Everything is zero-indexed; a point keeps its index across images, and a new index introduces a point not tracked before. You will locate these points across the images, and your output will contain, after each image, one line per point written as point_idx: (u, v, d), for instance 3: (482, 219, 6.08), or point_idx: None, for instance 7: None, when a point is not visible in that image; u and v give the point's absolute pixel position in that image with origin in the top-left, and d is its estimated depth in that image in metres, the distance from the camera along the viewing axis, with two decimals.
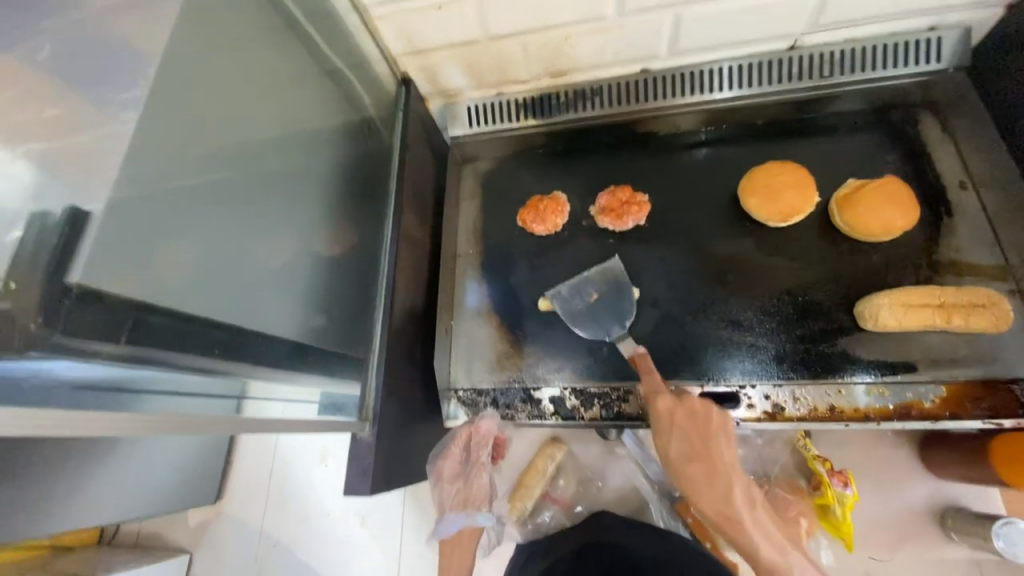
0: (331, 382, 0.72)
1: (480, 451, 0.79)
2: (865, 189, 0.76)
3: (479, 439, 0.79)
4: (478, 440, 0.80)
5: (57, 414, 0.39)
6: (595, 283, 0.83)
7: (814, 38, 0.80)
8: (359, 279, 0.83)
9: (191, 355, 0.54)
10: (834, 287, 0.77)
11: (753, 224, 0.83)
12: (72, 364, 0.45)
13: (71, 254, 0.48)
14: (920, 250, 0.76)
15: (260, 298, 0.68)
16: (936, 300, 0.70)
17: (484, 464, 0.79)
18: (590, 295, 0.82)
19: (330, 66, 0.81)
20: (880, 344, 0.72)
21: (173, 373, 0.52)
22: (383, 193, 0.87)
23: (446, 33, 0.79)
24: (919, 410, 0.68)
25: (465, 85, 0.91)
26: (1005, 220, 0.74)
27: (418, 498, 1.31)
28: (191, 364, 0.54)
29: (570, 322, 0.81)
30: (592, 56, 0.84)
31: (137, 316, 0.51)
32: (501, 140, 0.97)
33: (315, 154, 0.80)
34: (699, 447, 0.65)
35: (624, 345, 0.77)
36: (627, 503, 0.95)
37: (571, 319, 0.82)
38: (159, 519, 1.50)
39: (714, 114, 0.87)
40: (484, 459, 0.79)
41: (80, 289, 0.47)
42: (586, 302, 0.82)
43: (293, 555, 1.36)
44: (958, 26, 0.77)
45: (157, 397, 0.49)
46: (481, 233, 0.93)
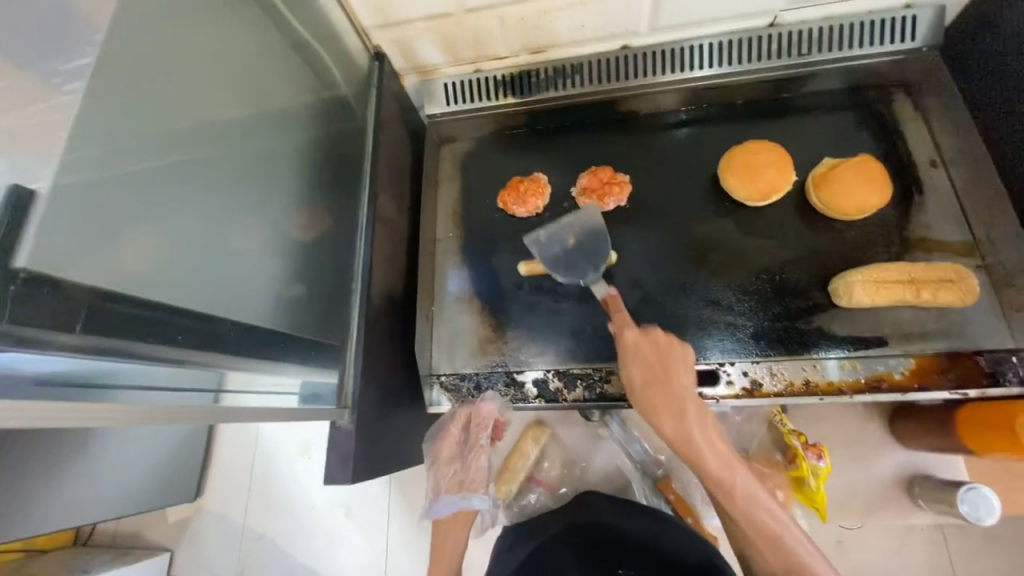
0: (307, 371, 0.70)
1: (479, 434, 0.80)
2: (841, 168, 0.77)
3: (479, 423, 0.79)
4: (479, 423, 0.80)
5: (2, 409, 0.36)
6: (573, 228, 0.82)
7: (794, 15, 0.79)
8: (335, 264, 0.81)
9: (163, 346, 0.52)
10: (810, 265, 0.78)
11: (733, 204, 0.83)
12: (29, 356, 0.42)
13: (16, 233, 0.42)
14: (893, 227, 0.78)
15: (231, 284, 0.65)
16: (908, 276, 0.72)
17: (483, 447, 0.80)
18: (567, 240, 0.82)
19: (299, 39, 0.78)
20: (854, 320, 0.74)
21: (145, 364, 0.50)
22: (358, 176, 0.84)
23: (420, 5, 0.76)
24: (890, 383, 0.70)
25: (441, 61, 0.88)
26: (973, 198, 0.76)
27: (403, 486, 1.31)
28: (161, 354, 0.51)
29: (550, 269, 0.80)
30: (572, 32, 0.82)
31: (98, 306, 0.47)
32: (480, 120, 0.94)
33: (285, 133, 0.76)
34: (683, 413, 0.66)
35: (598, 286, 0.76)
36: (611, 483, 0.96)
37: (552, 265, 0.81)
38: (137, 518, 1.47)
39: (693, 93, 0.87)
40: (483, 442, 0.80)
41: (29, 274, 0.42)
42: (564, 246, 0.81)
43: (276, 548, 1.35)
44: (932, 5, 0.77)
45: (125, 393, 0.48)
46: (460, 216, 0.91)
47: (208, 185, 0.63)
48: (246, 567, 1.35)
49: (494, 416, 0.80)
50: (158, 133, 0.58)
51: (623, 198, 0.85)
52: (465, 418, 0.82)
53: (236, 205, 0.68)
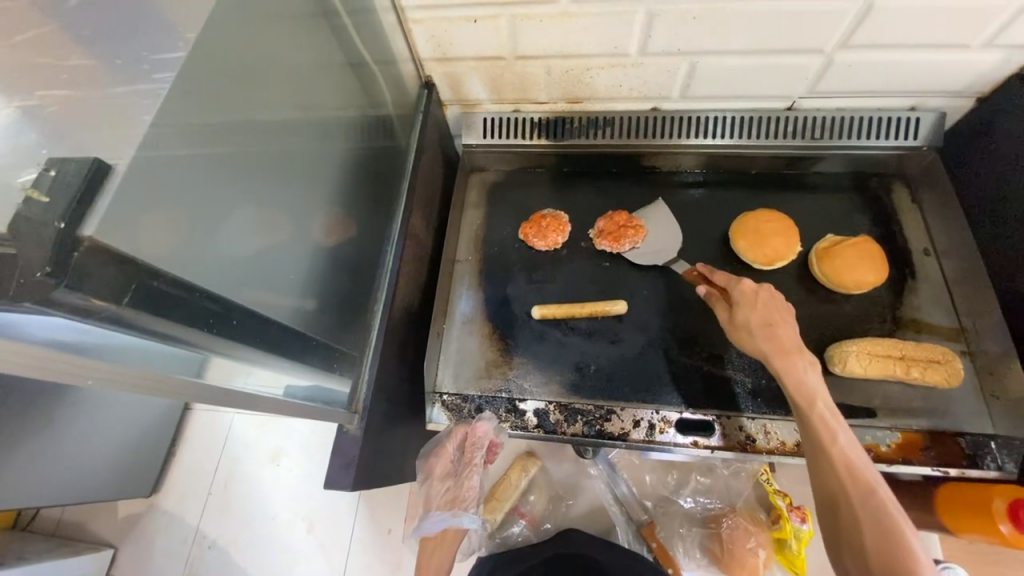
0: (331, 378, 0.72)
1: (473, 453, 0.80)
2: (844, 245, 0.83)
3: (472, 442, 0.79)
4: (472, 443, 0.80)
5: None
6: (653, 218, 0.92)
7: (811, 103, 0.86)
8: (360, 272, 0.83)
9: (171, 323, 0.49)
10: (809, 331, 0.82)
11: (741, 265, 0.88)
12: (40, 322, 0.40)
13: (87, 202, 0.43)
14: (886, 305, 0.83)
15: (271, 279, 0.66)
16: (899, 352, 0.76)
17: (477, 466, 0.80)
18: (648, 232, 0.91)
19: (357, 59, 0.81)
20: (846, 388, 0.78)
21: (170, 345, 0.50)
22: (397, 190, 0.90)
23: (475, 46, 0.82)
24: (876, 453, 0.72)
25: (484, 97, 0.94)
26: (960, 287, 0.82)
27: (370, 507, 1.28)
28: (192, 340, 0.52)
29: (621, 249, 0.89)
30: (610, 89, 0.88)
31: (142, 281, 0.46)
32: (511, 155, 0.99)
33: (330, 142, 0.78)
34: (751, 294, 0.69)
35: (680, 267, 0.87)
36: (594, 522, 0.96)
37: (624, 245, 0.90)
38: (85, 508, 1.42)
39: (711, 159, 0.94)
40: (477, 462, 0.80)
41: (90, 244, 0.42)
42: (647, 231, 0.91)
43: (229, 557, 1.30)
44: (935, 110, 0.85)
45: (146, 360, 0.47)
46: (481, 242, 0.95)
47: (263, 183, 0.65)
48: (196, 571, 1.31)
49: (488, 439, 0.80)
50: (220, 125, 0.59)
51: (638, 235, 0.89)
52: (461, 436, 0.83)
53: (291, 206, 0.70)
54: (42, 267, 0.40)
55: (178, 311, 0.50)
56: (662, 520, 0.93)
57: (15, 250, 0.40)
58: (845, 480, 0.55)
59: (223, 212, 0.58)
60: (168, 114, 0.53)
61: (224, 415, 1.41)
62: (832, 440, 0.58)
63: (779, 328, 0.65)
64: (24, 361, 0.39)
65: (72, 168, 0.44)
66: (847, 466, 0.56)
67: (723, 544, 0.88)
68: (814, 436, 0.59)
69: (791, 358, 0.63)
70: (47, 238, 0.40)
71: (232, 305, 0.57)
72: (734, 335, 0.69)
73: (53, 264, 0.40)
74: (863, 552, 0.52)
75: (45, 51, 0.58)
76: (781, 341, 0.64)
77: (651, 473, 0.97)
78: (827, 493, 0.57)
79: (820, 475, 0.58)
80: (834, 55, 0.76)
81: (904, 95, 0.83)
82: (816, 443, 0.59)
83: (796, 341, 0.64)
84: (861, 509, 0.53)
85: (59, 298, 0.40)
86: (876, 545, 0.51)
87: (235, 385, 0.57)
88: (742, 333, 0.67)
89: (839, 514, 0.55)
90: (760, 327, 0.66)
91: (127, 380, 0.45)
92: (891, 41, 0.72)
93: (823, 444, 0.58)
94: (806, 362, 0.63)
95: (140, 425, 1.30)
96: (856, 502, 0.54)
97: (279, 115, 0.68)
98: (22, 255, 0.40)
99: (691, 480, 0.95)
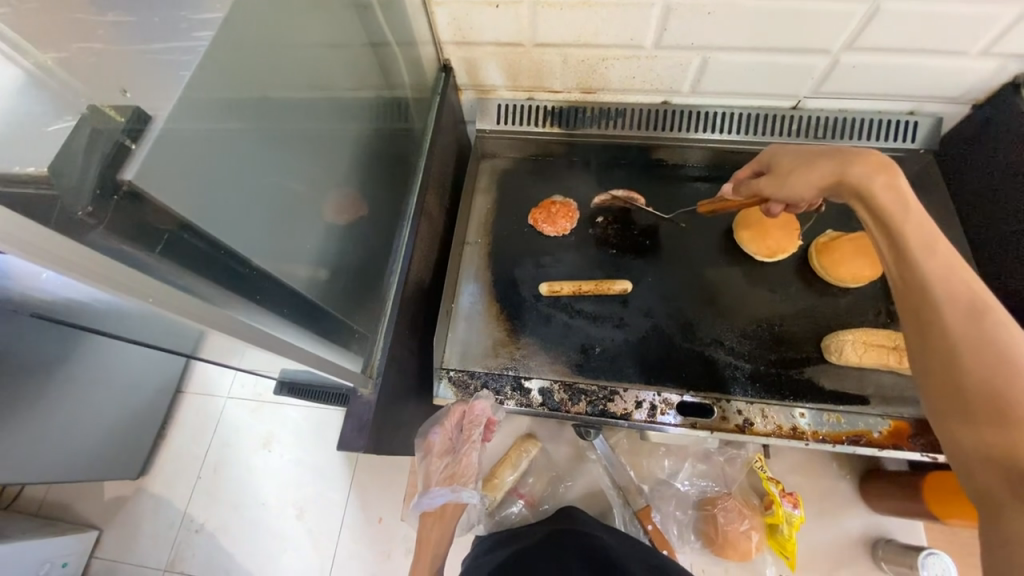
0: (347, 351, 0.73)
1: (472, 430, 0.80)
2: (844, 239, 0.85)
3: (472, 419, 0.80)
4: (471, 420, 0.80)
5: (60, 257, 0.37)
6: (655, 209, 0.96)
7: (816, 102, 0.89)
8: (373, 248, 0.84)
9: (200, 280, 0.51)
10: (807, 322, 0.85)
11: (744, 257, 0.90)
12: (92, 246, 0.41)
13: (127, 147, 0.45)
14: (881, 299, 0.86)
15: (292, 247, 0.66)
16: (894, 343, 0.78)
17: (476, 442, 0.81)
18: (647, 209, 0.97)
19: (380, 37, 0.82)
20: (841, 376, 0.81)
21: (211, 300, 0.51)
22: (412, 170, 0.92)
23: (495, 32, 0.84)
24: (868, 439, 0.76)
25: (500, 84, 0.96)
26: None
27: (362, 494, 1.28)
28: (225, 299, 0.53)
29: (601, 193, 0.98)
30: (622, 82, 0.90)
31: (173, 236, 0.48)
32: (523, 142, 1.01)
33: (352, 117, 0.79)
34: (816, 150, 0.62)
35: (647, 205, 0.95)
36: (591, 506, 0.98)
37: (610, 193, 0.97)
38: (71, 489, 1.40)
39: (717, 154, 0.96)
40: (476, 439, 0.80)
41: (129, 188, 0.44)
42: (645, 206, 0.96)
43: (217, 541, 1.29)
44: (932, 115, 0.89)
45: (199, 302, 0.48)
46: (490, 225, 0.97)
47: (288, 150, 0.66)
48: (183, 553, 1.30)
49: (487, 415, 0.81)
50: (252, 89, 0.60)
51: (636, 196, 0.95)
52: (460, 414, 0.83)
53: (314, 177, 0.71)
54: (85, 207, 0.42)
55: (202, 266, 0.51)
56: (658, 503, 0.95)
57: (56, 192, 0.41)
58: (941, 295, 0.48)
59: (252, 176, 0.60)
60: (207, 74, 0.54)
61: (218, 396, 1.41)
62: (927, 254, 0.50)
63: (851, 159, 0.57)
64: (91, 271, 0.39)
65: (116, 117, 0.47)
66: (946, 287, 0.48)
67: (717, 526, 0.90)
68: (904, 253, 0.51)
69: (882, 181, 0.54)
70: (91, 181, 0.43)
71: (254, 269, 0.58)
72: (794, 171, 0.63)
73: (94, 205, 0.43)
74: (955, 367, 0.46)
75: (74, 13, 0.60)
76: (857, 171, 0.56)
77: (647, 460, 0.99)
78: (909, 315, 0.50)
79: (904, 297, 0.51)
80: (839, 56, 0.79)
81: (901, 99, 0.86)
82: (906, 262, 0.51)
83: (880, 161, 0.56)
84: (961, 326, 0.46)
85: (96, 240, 0.42)
86: (973, 361, 0.45)
87: (261, 331, 0.56)
88: (816, 176, 0.60)
89: (934, 343, 0.47)
90: (833, 167, 0.58)
91: (180, 305, 0.46)
92: (893, 46, 0.76)
93: (916, 260, 0.50)
94: (898, 185, 0.54)
95: (134, 402, 1.30)
96: (958, 331, 0.46)
97: (308, 87, 0.69)
98: (62, 194, 0.42)
99: (687, 465, 0.97)
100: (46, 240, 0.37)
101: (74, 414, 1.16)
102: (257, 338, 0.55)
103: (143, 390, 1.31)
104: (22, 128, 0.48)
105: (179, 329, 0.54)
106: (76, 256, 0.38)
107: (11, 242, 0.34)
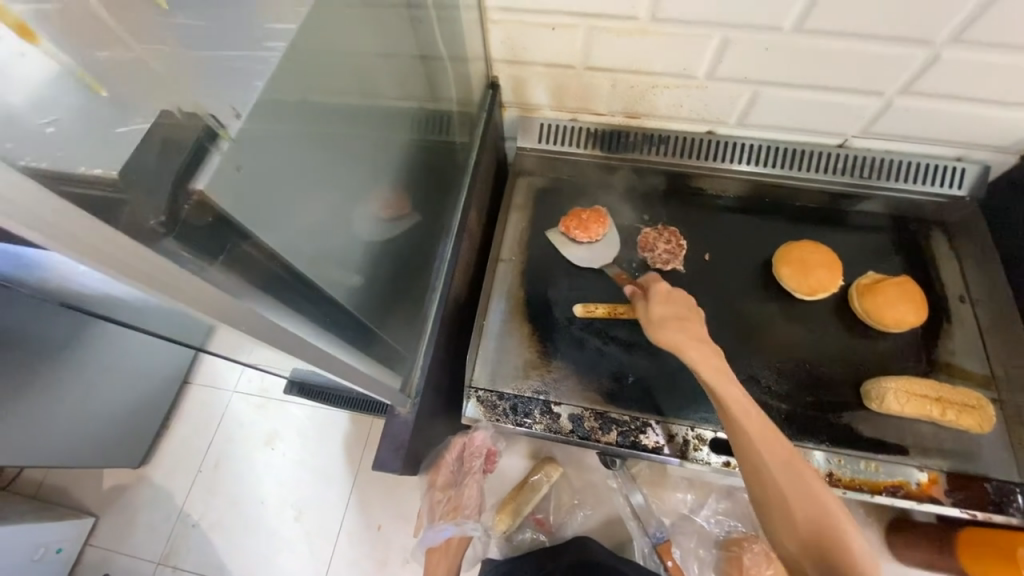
0: (388, 368, 0.72)
1: (472, 462, 0.89)
2: (886, 284, 0.84)
3: (472, 451, 0.88)
4: (472, 452, 0.89)
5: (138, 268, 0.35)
6: (694, 240, 0.94)
7: (863, 142, 0.89)
8: (413, 260, 0.83)
9: (261, 293, 0.49)
10: (845, 365, 0.83)
11: (782, 294, 0.89)
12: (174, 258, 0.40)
13: (197, 164, 0.46)
14: (922, 347, 0.84)
15: (338, 258, 0.65)
16: (936, 393, 0.77)
17: (476, 474, 0.89)
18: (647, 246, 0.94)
19: (434, 51, 0.82)
20: (879, 424, 0.79)
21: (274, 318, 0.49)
22: (452, 185, 0.91)
23: (548, 53, 0.83)
24: (905, 491, 0.75)
25: (546, 103, 0.95)
26: (993, 336, 0.85)
27: (361, 502, 1.26)
28: (284, 312, 0.52)
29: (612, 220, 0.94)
30: (669, 109, 0.90)
31: (234, 242, 0.47)
32: (563, 162, 1.00)
33: (400, 128, 0.78)
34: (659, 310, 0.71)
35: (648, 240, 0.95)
36: (612, 537, 0.96)
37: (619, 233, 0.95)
38: (71, 473, 1.39)
39: (759, 186, 0.95)
40: (476, 470, 0.89)
41: (201, 198, 0.45)
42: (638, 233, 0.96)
43: (211, 538, 1.27)
44: (981, 162, 0.88)
45: (265, 318, 0.47)
46: (525, 244, 0.95)
47: (341, 161, 0.66)
48: (177, 548, 1.28)
49: (485, 446, 0.90)
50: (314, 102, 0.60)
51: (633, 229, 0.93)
52: (461, 447, 0.90)
53: (365, 190, 0.71)
54: (158, 217, 0.41)
55: (259, 276, 0.50)
56: (677, 538, 0.94)
57: (127, 198, 0.40)
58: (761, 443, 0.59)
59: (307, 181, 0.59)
60: None
61: (223, 392, 1.39)
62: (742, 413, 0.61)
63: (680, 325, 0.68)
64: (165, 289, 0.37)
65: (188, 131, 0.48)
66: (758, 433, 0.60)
67: (742, 568, 0.89)
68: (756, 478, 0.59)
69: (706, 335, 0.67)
70: (163, 192, 0.43)
71: (308, 281, 0.57)
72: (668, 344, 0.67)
73: (167, 216, 0.42)
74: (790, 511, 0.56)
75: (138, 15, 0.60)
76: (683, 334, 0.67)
77: (669, 492, 0.97)
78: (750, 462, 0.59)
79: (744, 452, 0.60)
80: (894, 99, 0.78)
81: (952, 145, 0.86)
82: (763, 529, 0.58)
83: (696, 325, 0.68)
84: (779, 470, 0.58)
85: (166, 246, 0.40)
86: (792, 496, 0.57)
87: (312, 342, 0.55)
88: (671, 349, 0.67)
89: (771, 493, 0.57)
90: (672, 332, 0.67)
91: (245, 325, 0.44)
92: (950, 93, 0.75)
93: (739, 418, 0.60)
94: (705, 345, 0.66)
95: (142, 392, 1.28)
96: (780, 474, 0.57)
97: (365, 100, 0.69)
98: (133, 201, 0.41)
99: (711, 501, 0.96)
100: (97, 239, 0.34)
101: (80, 402, 1.14)
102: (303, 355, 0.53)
103: (151, 382, 1.30)
104: (85, 125, 0.48)
105: (197, 320, 0.49)
106: (160, 270, 0.37)
107: (62, 239, 0.31)
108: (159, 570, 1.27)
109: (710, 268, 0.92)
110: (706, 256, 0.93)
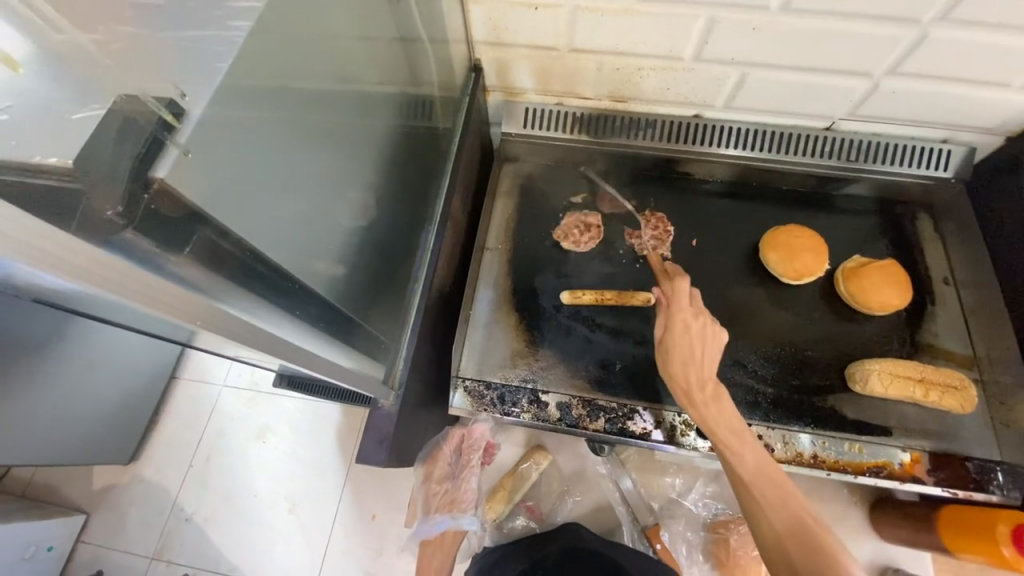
0: (371, 360, 0.71)
1: (470, 455, 0.89)
2: (871, 267, 0.84)
3: (471, 444, 0.89)
4: (470, 445, 0.89)
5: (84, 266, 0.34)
6: (681, 226, 0.94)
7: (850, 125, 0.88)
8: (396, 250, 0.81)
9: (231, 286, 0.47)
10: (831, 348, 0.84)
11: (769, 278, 0.89)
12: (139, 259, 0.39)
13: (157, 147, 0.43)
14: (906, 329, 0.85)
15: (316, 248, 0.64)
16: (919, 374, 0.78)
17: (474, 466, 0.88)
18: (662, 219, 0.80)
19: (414, 32, 0.79)
20: (863, 406, 0.80)
21: (245, 310, 0.48)
22: (435, 172, 0.89)
23: (531, 34, 0.81)
24: (889, 471, 0.76)
25: (531, 87, 0.93)
26: (975, 317, 0.86)
27: (356, 493, 1.26)
28: (257, 305, 0.50)
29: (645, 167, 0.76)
30: (656, 92, 0.88)
31: (199, 232, 0.45)
32: (549, 147, 0.98)
33: (380, 113, 0.76)
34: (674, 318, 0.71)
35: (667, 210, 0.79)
36: (602, 522, 0.96)
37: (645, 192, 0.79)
38: (58, 471, 1.37)
39: (746, 171, 0.95)
40: (474, 463, 0.89)
41: (162, 185, 0.42)
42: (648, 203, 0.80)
43: (205, 532, 1.27)
44: (966, 144, 0.88)
45: (235, 311, 0.46)
46: (511, 232, 0.94)
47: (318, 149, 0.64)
48: (170, 543, 1.27)
49: (484, 440, 0.91)
50: (285, 86, 0.57)
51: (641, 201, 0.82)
52: (458, 439, 0.90)
53: (343, 177, 0.69)
54: (115, 207, 0.40)
55: (230, 268, 0.48)
56: (666, 521, 0.95)
57: (84, 189, 0.40)
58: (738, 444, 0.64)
59: (281, 170, 0.57)
60: (245, 70, 0.52)
61: (212, 387, 1.38)
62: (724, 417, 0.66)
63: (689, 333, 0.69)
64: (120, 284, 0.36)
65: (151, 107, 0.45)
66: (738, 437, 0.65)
67: (729, 551, 0.91)
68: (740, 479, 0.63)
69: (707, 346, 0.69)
70: (122, 179, 0.41)
71: (283, 273, 0.56)
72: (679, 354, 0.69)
73: (125, 205, 0.40)
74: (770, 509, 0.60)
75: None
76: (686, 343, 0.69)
77: (658, 477, 0.98)
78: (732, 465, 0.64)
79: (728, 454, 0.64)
80: (881, 80, 0.77)
81: (938, 127, 0.85)
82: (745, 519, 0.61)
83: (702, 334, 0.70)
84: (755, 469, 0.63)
85: (123, 239, 0.39)
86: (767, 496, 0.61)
87: (289, 335, 0.53)
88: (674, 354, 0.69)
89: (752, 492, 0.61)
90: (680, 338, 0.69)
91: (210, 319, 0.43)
92: (937, 73, 0.74)
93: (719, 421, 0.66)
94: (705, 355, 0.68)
95: (127, 389, 1.26)
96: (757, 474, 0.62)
97: (339, 83, 0.67)
98: (92, 191, 0.40)
99: (699, 485, 0.96)
100: (38, 236, 0.32)
101: (63, 400, 1.12)
102: (280, 348, 0.52)
103: (136, 377, 1.28)
104: (44, 112, 0.46)
105: (173, 326, 0.48)
106: (108, 266, 0.35)
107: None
108: (152, 565, 1.27)
109: (698, 253, 0.91)
110: (693, 241, 0.92)
